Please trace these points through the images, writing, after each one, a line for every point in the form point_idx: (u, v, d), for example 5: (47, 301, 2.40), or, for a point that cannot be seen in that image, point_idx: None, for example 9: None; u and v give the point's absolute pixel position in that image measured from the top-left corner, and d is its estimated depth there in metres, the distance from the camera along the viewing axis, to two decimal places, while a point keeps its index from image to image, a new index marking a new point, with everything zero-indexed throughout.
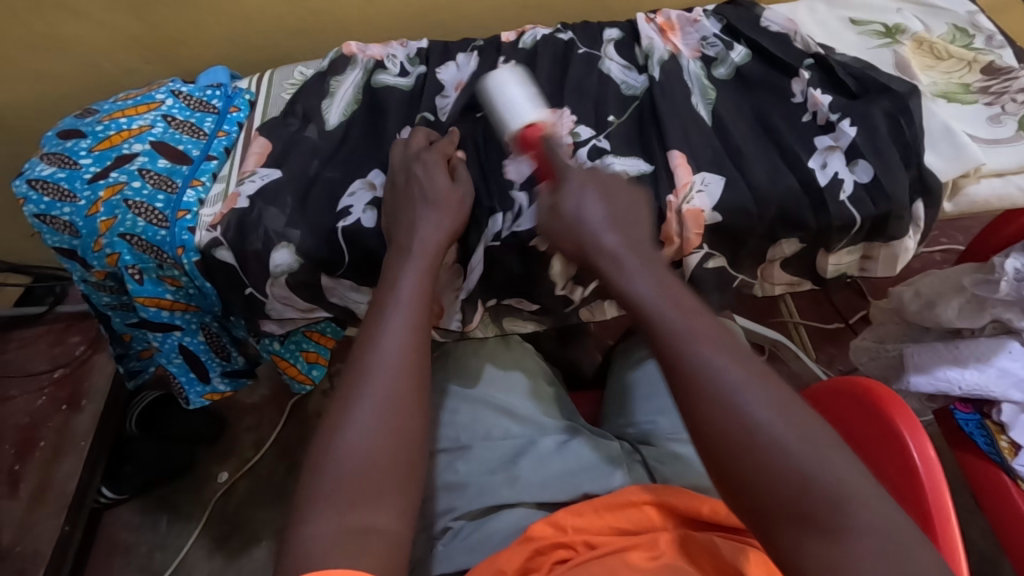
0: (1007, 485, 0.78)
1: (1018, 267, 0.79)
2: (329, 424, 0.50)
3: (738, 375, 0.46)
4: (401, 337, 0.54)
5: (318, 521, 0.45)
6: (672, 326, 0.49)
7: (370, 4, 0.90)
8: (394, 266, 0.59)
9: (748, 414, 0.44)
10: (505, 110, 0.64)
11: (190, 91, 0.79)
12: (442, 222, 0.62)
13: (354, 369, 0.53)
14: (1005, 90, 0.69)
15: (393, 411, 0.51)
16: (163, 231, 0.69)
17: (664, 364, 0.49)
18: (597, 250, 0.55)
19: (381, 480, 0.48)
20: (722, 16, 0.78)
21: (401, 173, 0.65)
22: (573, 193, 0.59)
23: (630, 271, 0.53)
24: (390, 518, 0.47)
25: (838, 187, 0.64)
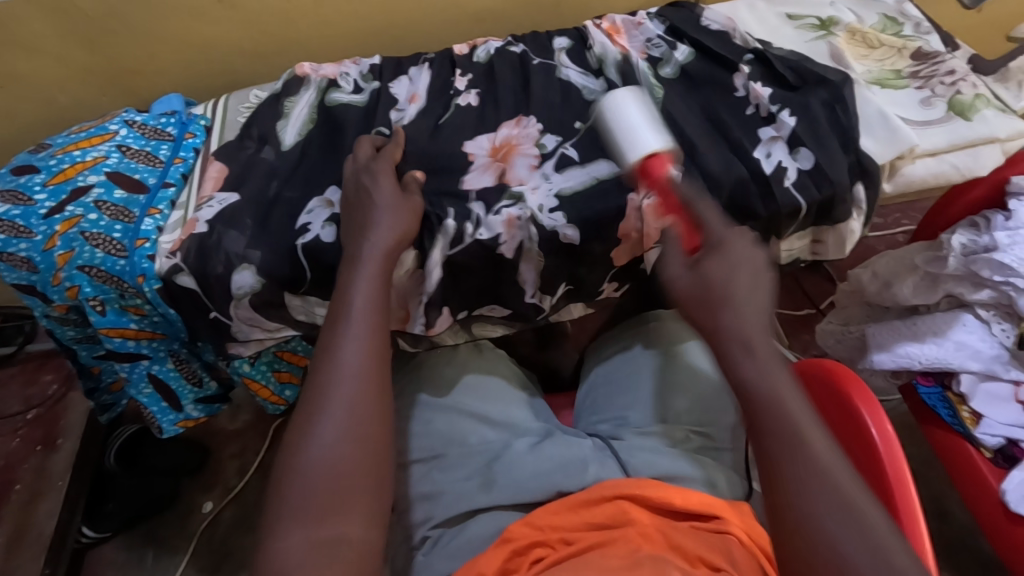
0: (972, 454, 0.81)
1: (965, 243, 0.82)
2: (293, 438, 0.51)
3: (839, 499, 0.45)
4: (362, 346, 0.55)
5: (288, 536, 0.47)
6: (784, 433, 0.48)
7: (325, 25, 0.91)
8: (348, 272, 0.59)
9: (837, 551, 0.44)
10: (629, 142, 0.62)
11: (144, 120, 0.80)
12: (395, 225, 0.61)
13: (314, 381, 0.54)
14: (935, 74, 0.72)
15: (356, 421, 0.51)
16: (122, 261, 0.69)
17: (764, 465, 0.49)
18: (716, 331, 0.52)
19: (346, 491, 0.49)
20: (665, 18, 0.81)
21: (352, 188, 0.65)
22: (726, 271, 0.53)
23: (757, 360, 0.50)
24: (357, 528, 0.49)
25: (782, 175, 0.66)
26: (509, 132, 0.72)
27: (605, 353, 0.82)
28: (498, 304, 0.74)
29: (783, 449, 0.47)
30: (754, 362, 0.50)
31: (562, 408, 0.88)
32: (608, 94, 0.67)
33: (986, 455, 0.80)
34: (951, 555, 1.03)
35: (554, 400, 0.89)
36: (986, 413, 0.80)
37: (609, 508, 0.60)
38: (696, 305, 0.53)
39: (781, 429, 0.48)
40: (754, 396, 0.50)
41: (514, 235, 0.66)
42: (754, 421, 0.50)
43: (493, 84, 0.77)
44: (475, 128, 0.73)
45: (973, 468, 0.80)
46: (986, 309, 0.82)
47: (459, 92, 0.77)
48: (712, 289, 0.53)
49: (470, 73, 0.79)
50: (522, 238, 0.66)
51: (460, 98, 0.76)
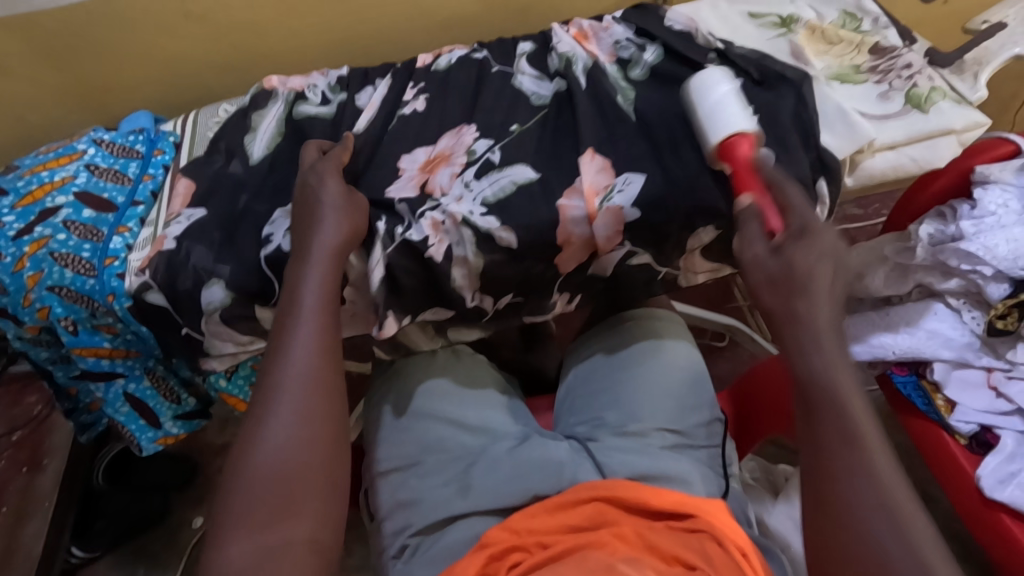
0: (947, 441, 0.81)
1: (933, 233, 0.83)
2: (241, 445, 0.52)
3: (879, 496, 0.48)
4: (308, 348, 0.55)
5: (236, 542, 0.48)
6: (838, 428, 0.50)
7: (294, 37, 0.92)
8: (297, 269, 0.59)
9: (870, 534, 0.47)
10: (712, 121, 0.65)
11: (113, 138, 0.80)
12: (340, 225, 0.61)
13: (263, 387, 0.55)
14: (892, 68, 0.74)
15: (303, 423, 0.53)
16: (91, 280, 0.69)
17: (817, 456, 0.51)
18: (791, 320, 0.54)
19: (295, 493, 0.50)
20: (631, 21, 0.81)
21: (298, 186, 0.65)
22: (813, 264, 0.55)
23: (821, 352, 0.52)
24: (308, 529, 0.50)
25: (743, 173, 0.66)
26: (442, 144, 0.72)
27: (583, 353, 0.82)
28: (442, 306, 0.71)
29: (835, 432, 0.50)
30: (824, 354, 0.52)
31: (542, 411, 0.88)
32: (703, 73, 0.69)
33: (960, 442, 0.81)
34: None
35: (535, 403, 0.89)
36: (959, 400, 0.81)
37: (586, 510, 0.61)
38: (775, 288, 0.55)
39: (832, 419, 0.50)
40: (810, 382, 0.52)
41: (443, 239, 0.65)
42: (809, 406, 0.52)
43: (443, 90, 0.78)
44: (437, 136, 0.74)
45: (949, 455, 0.81)
46: (955, 297, 0.84)
47: (407, 101, 0.78)
48: (796, 281, 0.55)
49: (422, 83, 0.79)
50: (452, 243, 0.66)
51: (404, 106, 0.77)
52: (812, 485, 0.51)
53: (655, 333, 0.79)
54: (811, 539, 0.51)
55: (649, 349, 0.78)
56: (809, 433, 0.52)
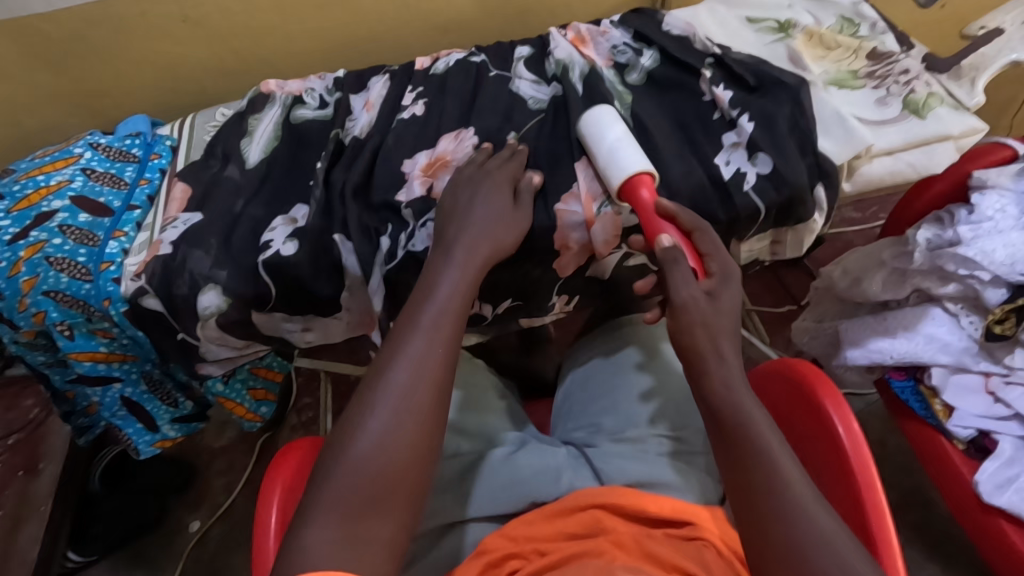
0: (945, 446, 0.81)
1: (930, 238, 0.82)
2: (342, 431, 0.50)
3: (822, 531, 0.45)
4: (428, 344, 0.53)
5: (322, 526, 0.46)
6: (764, 462, 0.49)
7: (292, 40, 0.92)
8: (435, 267, 0.59)
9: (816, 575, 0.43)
10: (619, 156, 0.64)
11: (109, 142, 0.79)
12: (490, 236, 0.61)
13: (366, 377, 0.53)
14: (889, 74, 0.74)
15: (412, 418, 0.51)
16: (87, 285, 0.69)
17: (747, 495, 0.49)
18: (717, 355, 0.54)
19: (393, 489, 0.48)
20: (629, 25, 0.81)
21: (465, 189, 0.65)
22: (733, 305, 0.57)
23: (740, 387, 0.52)
24: (391, 529, 0.48)
25: (741, 179, 0.67)
26: (442, 147, 0.72)
27: (581, 358, 0.83)
28: None
29: (746, 455, 0.50)
30: (741, 391, 0.52)
31: (540, 415, 0.88)
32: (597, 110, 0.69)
33: (959, 447, 0.80)
34: (936, 545, 1.04)
35: (533, 407, 0.89)
36: (958, 404, 0.80)
37: (584, 517, 0.61)
38: (706, 330, 0.55)
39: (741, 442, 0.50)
40: (719, 410, 0.52)
41: None
42: (727, 440, 0.51)
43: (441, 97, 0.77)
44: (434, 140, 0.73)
45: (948, 460, 0.80)
46: (953, 302, 0.83)
47: (406, 106, 0.77)
48: (725, 319, 0.55)
49: (421, 87, 0.79)
50: None
51: (403, 111, 0.76)
52: (743, 527, 0.49)
53: (653, 340, 0.80)
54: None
55: (649, 354, 0.78)
56: (735, 473, 0.50)
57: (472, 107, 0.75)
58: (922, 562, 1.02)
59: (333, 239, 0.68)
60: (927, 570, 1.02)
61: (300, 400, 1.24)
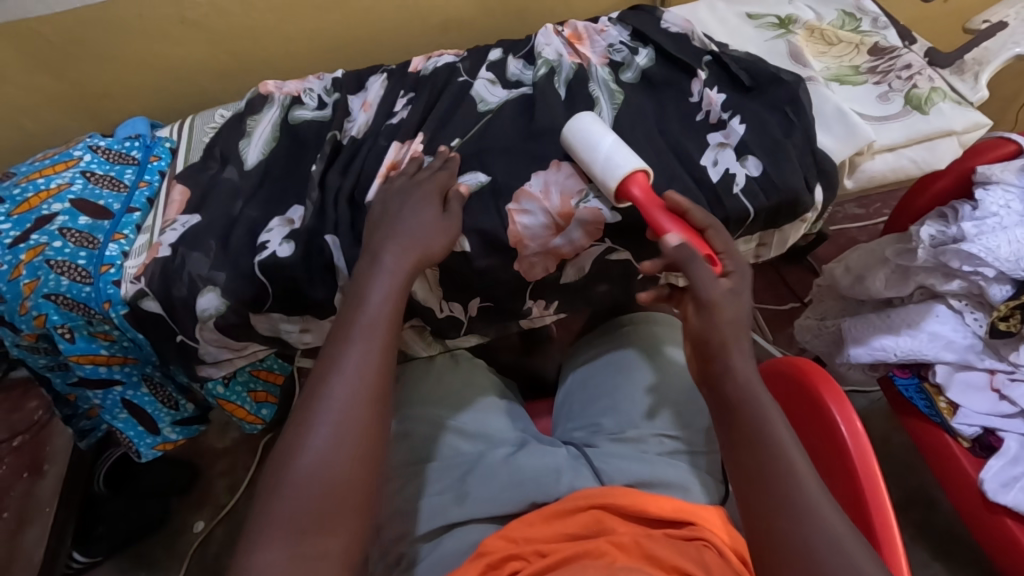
0: (950, 444, 0.80)
1: (934, 234, 0.82)
2: (286, 447, 0.52)
3: (830, 529, 0.49)
4: (363, 358, 0.55)
5: (269, 548, 0.48)
6: (778, 460, 0.52)
7: (291, 42, 0.92)
8: (365, 274, 0.60)
9: (823, 569, 0.47)
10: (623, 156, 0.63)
11: (109, 145, 0.79)
12: (419, 243, 0.61)
13: (312, 390, 0.54)
14: (891, 69, 0.73)
15: (350, 434, 0.52)
16: (88, 287, 0.69)
17: (762, 491, 0.52)
18: (737, 355, 0.56)
19: (337, 506, 0.50)
20: (627, 23, 0.81)
21: (394, 199, 0.64)
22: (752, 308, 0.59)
23: (756, 387, 0.55)
24: (341, 543, 0.49)
25: (731, 182, 0.66)
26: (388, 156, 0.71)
27: (581, 358, 0.83)
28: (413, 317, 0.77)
29: (768, 453, 0.52)
30: (758, 389, 0.55)
31: (541, 415, 0.88)
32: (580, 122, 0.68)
33: (964, 444, 0.80)
34: (941, 544, 1.03)
35: (534, 407, 0.88)
36: (962, 402, 0.80)
37: (584, 518, 0.61)
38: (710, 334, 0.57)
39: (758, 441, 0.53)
40: (737, 409, 0.55)
41: None
42: (740, 440, 0.54)
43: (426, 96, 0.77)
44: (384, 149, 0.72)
45: (952, 458, 0.80)
46: (957, 299, 0.83)
47: (396, 112, 0.77)
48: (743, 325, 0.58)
49: (411, 90, 0.79)
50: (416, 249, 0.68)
51: (393, 117, 0.76)
52: (754, 519, 0.52)
53: (656, 340, 0.79)
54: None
55: (646, 351, 0.78)
56: (751, 469, 0.53)
57: (468, 104, 0.74)
58: (927, 561, 1.02)
59: (325, 239, 0.68)
60: (932, 569, 1.01)
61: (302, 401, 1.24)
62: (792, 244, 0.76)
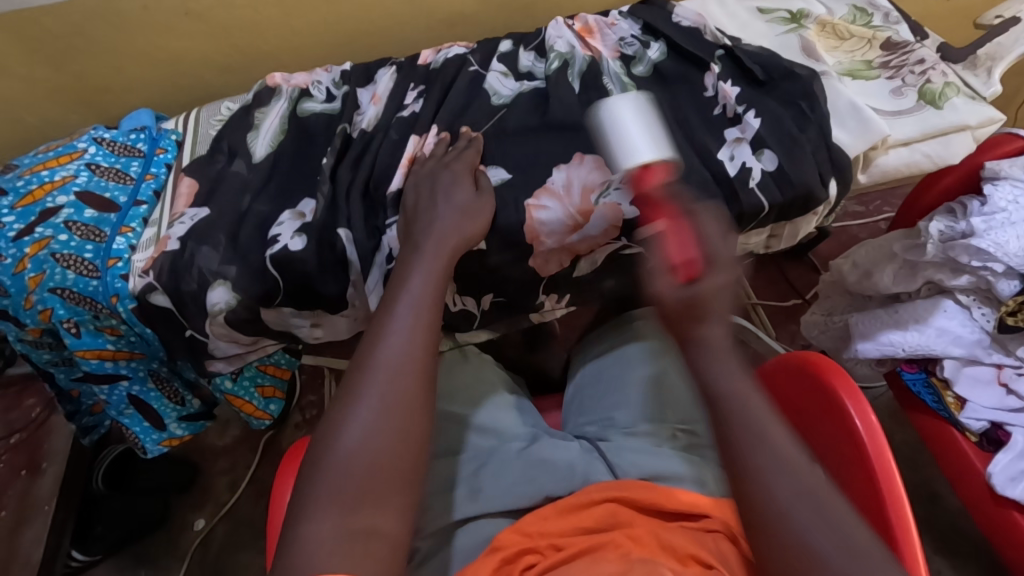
0: (957, 438, 0.81)
1: (943, 230, 0.82)
2: (330, 421, 0.52)
3: (805, 488, 0.45)
4: (408, 338, 0.55)
5: (318, 521, 0.47)
6: (745, 426, 0.46)
7: (298, 34, 0.90)
8: (407, 261, 0.60)
9: (807, 536, 0.43)
10: (617, 141, 0.55)
11: (113, 137, 0.78)
12: (462, 226, 0.63)
13: (356, 367, 0.54)
14: (904, 64, 0.74)
15: (397, 410, 0.52)
16: (94, 281, 0.68)
17: (729, 459, 0.47)
18: (688, 340, 0.49)
19: (383, 481, 0.49)
20: (638, 16, 0.80)
21: (427, 181, 0.66)
22: (720, 290, 0.48)
23: (717, 359, 0.48)
24: (392, 520, 0.49)
25: (746, 175, 0.66)
26: (408, 149, 0.71)
27: (590, 354, 0.82)
28: None
29: (750, 435, 0.46)
30: (718, 358, 0.48)
31: (550, 410, 0.87)
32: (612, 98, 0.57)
33: (971, 439, 0.80)
34: (943, 539, 1.04)
35: (542, 403, 0.88)
36: (970, 397, 0.80)
37: (599, 512, 0.60)
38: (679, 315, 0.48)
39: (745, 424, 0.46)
40: (718, 393, 0.47)
41: None
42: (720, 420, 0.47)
43: (438, 90, 0.76)
44: (402, 143, 0.72)
45: (959, 453, 0.80)
46: (965, 294, 0.83)
47: (406, 105, 0.76)
48: (702, 307, 0.47)
49: (422, 83, 0.78)
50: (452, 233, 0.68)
51: (404, 109, 0.76)
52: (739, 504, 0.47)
53: (666, 332, 0.79)
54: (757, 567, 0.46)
55: (659, 347, 0.77)
56: (717, 436, 0.48)
57: (482, 98, 0.73)
58: (930, 556, 1.02)
59: (338, 233, 0.67)
60: (935, 564, 1.02)
61: (304, 398, 1.24)
62: (802, 238, 0.76)
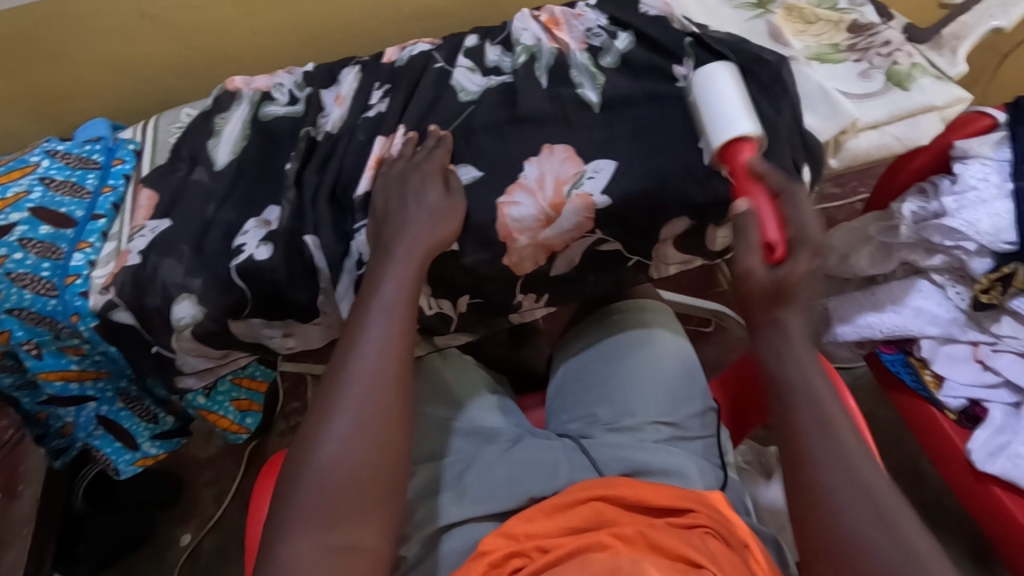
0: (937, 417, 0.81)
1: (915, 211, 0.83)
2: (306, 437, 0.50)
3: (857, 478, 0.47)
4: (382, 346, 0.53)
5: (297, 541, 0.46)
6: (810, 415, 0.49)
7: (258, 34, 0.88)
8: (378, 267, 0.59)
9: (854, 518, 0.45)
10: (712, 119, 0.63)
11: (68, 149, 0.75)
12: (434, 229, 0.61)
13: (331, 380, 0.52)
14: (871, 46, 0.73)
15: (375, 423, 0.50)
16: (53, 300, 0.66)
17: (788, 439, 0.50)
18: (771, 322, 0.52)
19: (362, 495, 0.48)
20: (605, 6, 0.78)
21: (397, 184, 0.64)
22: (806, 274, 0.52)
23: (794, 350, 0.51)
24: (373, 534, 0.48)
25: (721, 163, 0.65)
26: (375, 151, 0.69)
27: (571, 350, 0.81)
28: None
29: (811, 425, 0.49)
30: (794, 349, 0.51)
31: (534, 408, 0.87)
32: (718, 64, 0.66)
33: (952, 417, 0.80)
34: (929, 514, 1.05)
35: (526, 401, 0.87)
36: (948, 374, 0.81)
37: (584, 511, 0.60)
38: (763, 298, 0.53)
39: (809, 410, 0.49)
40: (784, 381, 0.51)
41: None
42: (783, 405, 0.51)
43: (405, 88, 0.74)
44: (368, 144, 0.70)
45: (939, 430, 0.81)
46: (940, 274, 0.84)
47: (372, 105, 0.74)
48: (790, 288, 0.52)
49: (386, 81, 0.76)
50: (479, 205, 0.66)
51: (370, 110, 0.74)
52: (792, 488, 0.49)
53: (645, 325, 0.78)
54: (798, 539, 0.48)
55: (638, 340, 0.77)
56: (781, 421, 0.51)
57: (449, 95, 0.72)
58: None
59: (304, 240, 0.65)
60: None
61: (288, 406, 1.21)
62: None
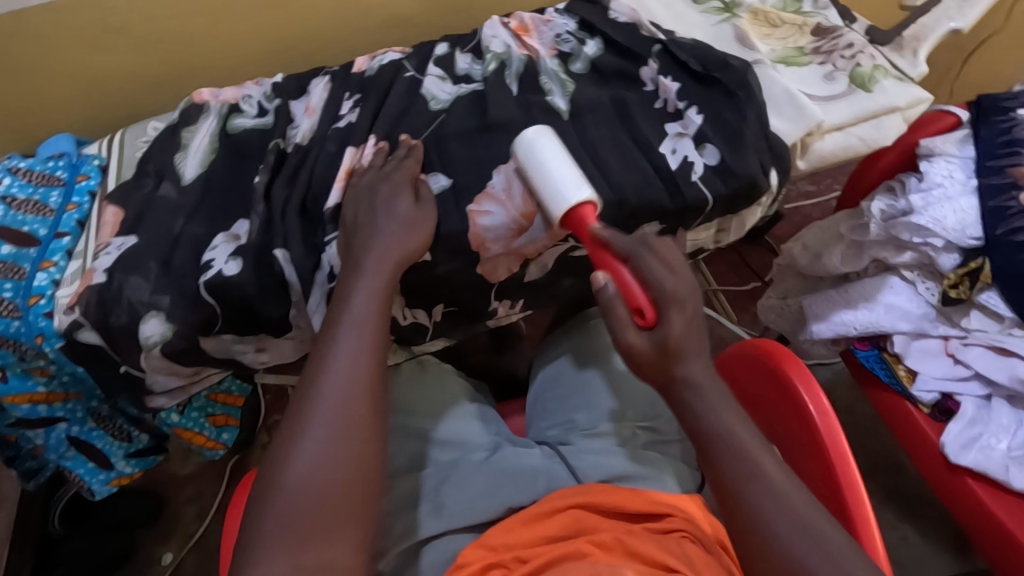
0: (911, 411, 0.82)
1: (884, 209, 0.84)
2: (276, 456, 0.49)
3: (789, 514, 0.50)
4: (353, 360, 0.53)
5: (269, 563, 0.45)
6: (736, 459, 0.51)
7: (226, 45, 0.87)
8: (348, 279, 0.58)
9: (795, 553, 0.48)
10: (549, 191, 0.61)
11: (30, 166, 0.74)
12: (405, 240, 0.61)
13: (301, 397, 0.52)
14: (835, 48, 0.75)
15: (346, 439, 0.50)
16: (17, 322, 0.65)
17: (718, 483, 0.52)
18: (672, 382, 0.53)
19: (336, 512, 0.48)
20: (575, 12, 0.78)
21: (366, 196, 0.63)
22: (684, 330, 0.53)
23: (705, 401, 0.53)
24: (347, 551, 0.47)
25: (688, 169, 0.66)
26: (345, 161, 0.68)
27: (550, 355, 0.81)
28: None
29: (738, 469, 0.51)
30: (705, 400, 0.53)
31: (515, 414, 0.86)
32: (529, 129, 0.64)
33: (924, 411, 0.81)
34: (909, 506, 1.07)
35: (508, 407, 0.87)
36: (921, 369, 0.82)
37: (563, 519, 0.60)
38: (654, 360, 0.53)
39: (734, 455, 0.51)
40: (706, 432, 0.52)
41: None
42: (709, 454, 0.53)
43: (375, 98, 0.73)
44: (338, 155, 0.69)
45: (913, 424, 0.82)
46: (909, 270, 0.85)
47: (342, 116, 0.73)
48: (673, 348, 0.52)
49: (355, 91, 0.76)
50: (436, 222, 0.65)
51: (339, 120, 0.73)
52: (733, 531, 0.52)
53: None
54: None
55: None
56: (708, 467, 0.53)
57: (419, 104, 0.72)
58: (897, 523, 1.05)
59: (273, 254, 0.65)
60: (902, 530, 1.05)
61: (270, 419, 1.20)
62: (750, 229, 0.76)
